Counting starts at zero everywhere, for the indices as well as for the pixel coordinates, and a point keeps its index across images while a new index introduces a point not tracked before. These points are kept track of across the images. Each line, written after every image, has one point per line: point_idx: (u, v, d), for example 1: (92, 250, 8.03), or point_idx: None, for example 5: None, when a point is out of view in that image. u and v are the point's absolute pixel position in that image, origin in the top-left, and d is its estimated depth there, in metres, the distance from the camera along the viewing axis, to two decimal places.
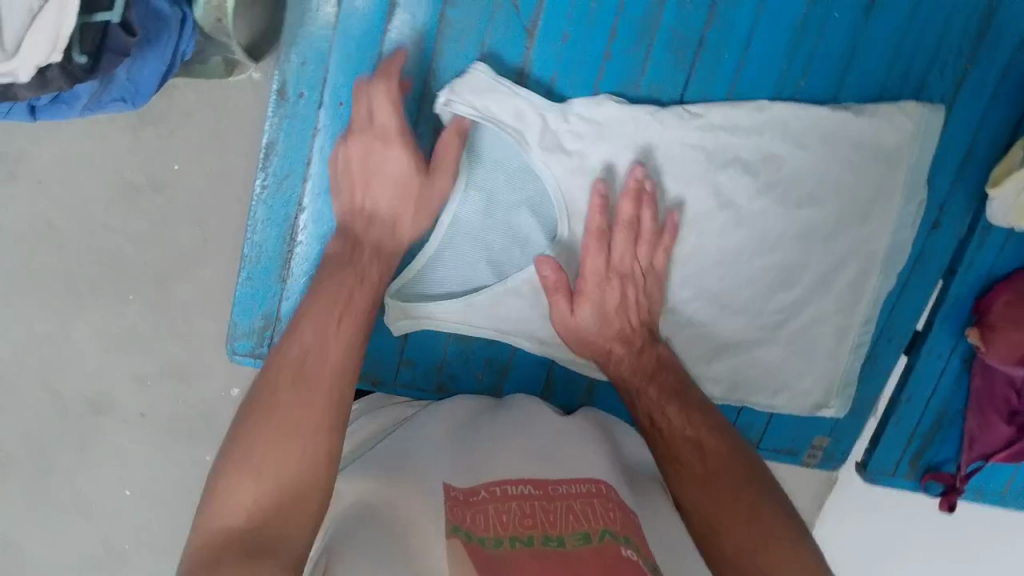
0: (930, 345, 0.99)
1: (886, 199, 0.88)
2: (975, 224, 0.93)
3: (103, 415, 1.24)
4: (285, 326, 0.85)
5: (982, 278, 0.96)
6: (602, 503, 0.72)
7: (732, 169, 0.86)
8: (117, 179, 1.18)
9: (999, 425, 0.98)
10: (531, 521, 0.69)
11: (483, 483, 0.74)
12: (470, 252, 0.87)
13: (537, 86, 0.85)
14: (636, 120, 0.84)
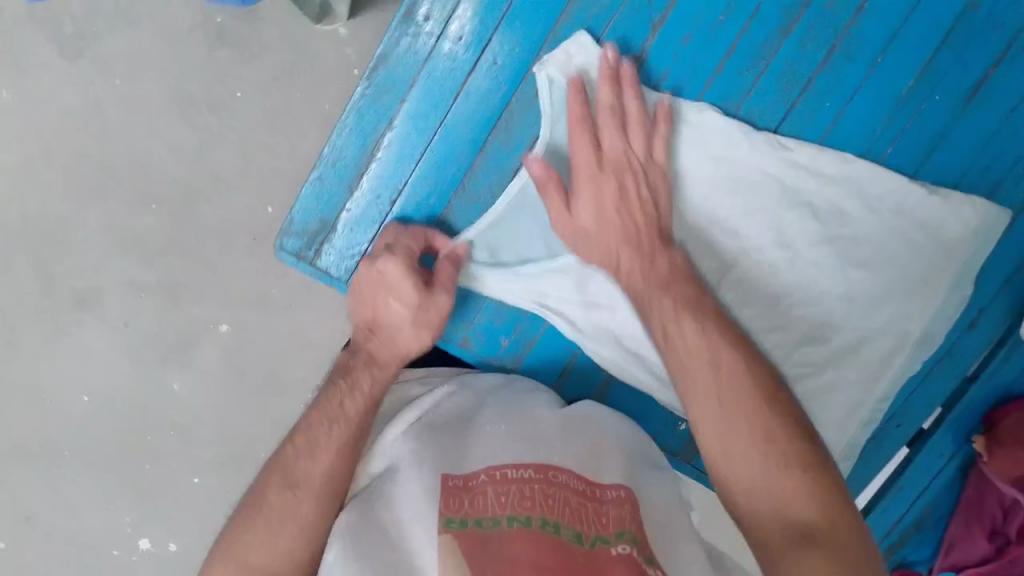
0: (934, 443, 1.00)
1: (935, 284, 0.90)
2: (1006, 336, 0.96)
3: (85, 310, 1.21)
4: (339, 237, 0.85)
5: (999, 391, 0.99)
6: (599, 505, 0.75)
7: (801, 210, 0.88)
8: (177, 88, 1.15)
9: (980, 538, 1.00)
10: (530, 502, 0.72)
11: (484, 467, 0.77)
12: (534, 224, 0.85)
13: (646, 77, 0.84)
14: (729, 136, 0.85)
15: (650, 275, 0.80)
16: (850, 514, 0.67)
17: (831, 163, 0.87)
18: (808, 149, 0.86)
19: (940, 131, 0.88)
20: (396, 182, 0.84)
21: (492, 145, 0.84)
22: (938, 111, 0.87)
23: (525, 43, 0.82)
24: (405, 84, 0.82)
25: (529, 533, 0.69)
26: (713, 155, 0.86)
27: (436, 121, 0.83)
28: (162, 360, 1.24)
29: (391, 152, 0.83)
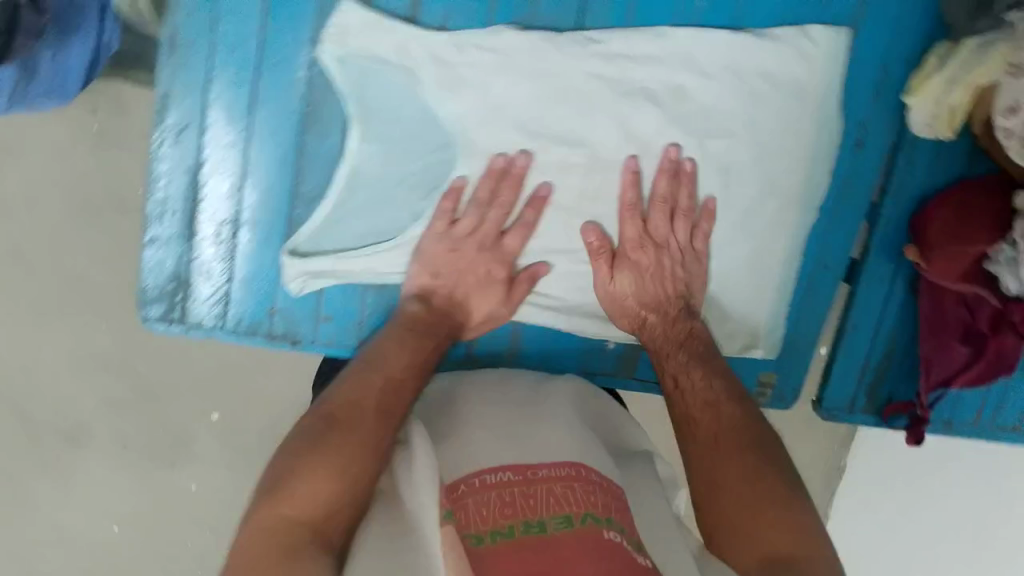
0: (870, 269, 0.96)
1: (799, 129, 0.86)
2: (899, 141, 0.93)
3: (80, 447, 1.26)
4: (197, 288, 0.84)
5: (914, 198, 0.95)
6: (586, 484, 0.73)
7: (637, 99, 0.85)
8: (76, 197, 1.19)
9: (954, 347, 0.95)
10: (510, 507, 0.70)
11: (462, 475, 0.74)
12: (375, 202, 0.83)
13: (431, 20, 0.83)
14: (533, 48, 0.83)
15: (687, 257, 0.88)
16: (776, 481, 0.76)
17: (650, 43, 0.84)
18: (618, 36, 0.84)
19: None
20: (229, 214, 0.82)
21: (308, 142, 0.81)
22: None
23: (295, 29, 0.79)
24: (197, 115, 0.79)
25: (515, 540, 0.66)
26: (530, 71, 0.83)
27: (244, 140, 0.81)
28: (175, 467, 1.27)
29: (214, 188, 0.81)
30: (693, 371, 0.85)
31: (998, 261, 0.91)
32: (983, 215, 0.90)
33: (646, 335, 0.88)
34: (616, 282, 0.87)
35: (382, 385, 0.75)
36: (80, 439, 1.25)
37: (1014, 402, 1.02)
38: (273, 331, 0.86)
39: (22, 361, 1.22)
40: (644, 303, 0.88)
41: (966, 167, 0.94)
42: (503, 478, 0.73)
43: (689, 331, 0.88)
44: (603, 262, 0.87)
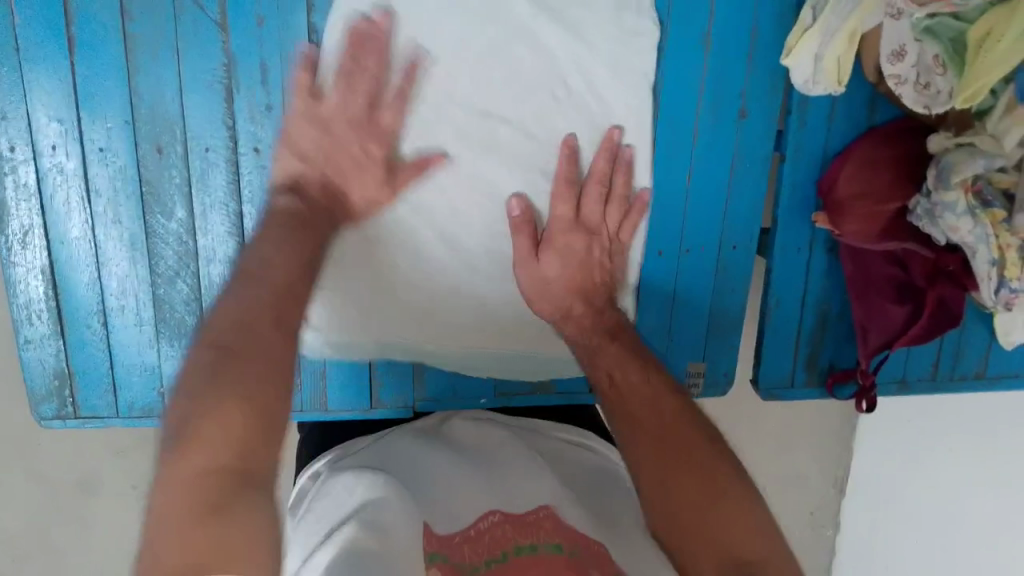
0: (782, 241, 0.90)
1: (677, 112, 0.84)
2: (788, 101, 0.85)
3: (96, 496, 1.14)
4: (81, 381, 0.83)
5: (818, 157, 0.88)
6: (585, 549, 0.63)
7: (489, 120, 0.81)
8: None
9: (889, 306, 0.89)
10: (499, 567, 0.62)
11: (456, 521, 0.67)
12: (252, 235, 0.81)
13: (266, 10, 0.75)
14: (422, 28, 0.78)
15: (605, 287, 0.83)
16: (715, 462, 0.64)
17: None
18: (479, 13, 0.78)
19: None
20: (96, 306, 0.81)
21: (155, 222, 0.79)
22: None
23: (112, 111, 0.76)
24: (37, 217, 0.78)
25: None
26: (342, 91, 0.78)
27: (90, 232, 0.79)
28: None
29: (74, 282, 0.80)
30: (629, 364, 0.73)
31: (918, 214, 0.84)
32: (888, 167, 0.84)
33: (572, 325, 0.82)
34: (540, 262, 0.83)
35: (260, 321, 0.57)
36: (27, 549, 1.14)
37: (970, 342, 0.97)
38: (169, 409, 0.85)
39: (29, 426, 1.09)
40: (572, 292, 0.83)
41: (870, 121, 0.87)
42: (495, 526, 0.66)
43: (618, 322, 0.81)
44: (524, 239, 0.83)
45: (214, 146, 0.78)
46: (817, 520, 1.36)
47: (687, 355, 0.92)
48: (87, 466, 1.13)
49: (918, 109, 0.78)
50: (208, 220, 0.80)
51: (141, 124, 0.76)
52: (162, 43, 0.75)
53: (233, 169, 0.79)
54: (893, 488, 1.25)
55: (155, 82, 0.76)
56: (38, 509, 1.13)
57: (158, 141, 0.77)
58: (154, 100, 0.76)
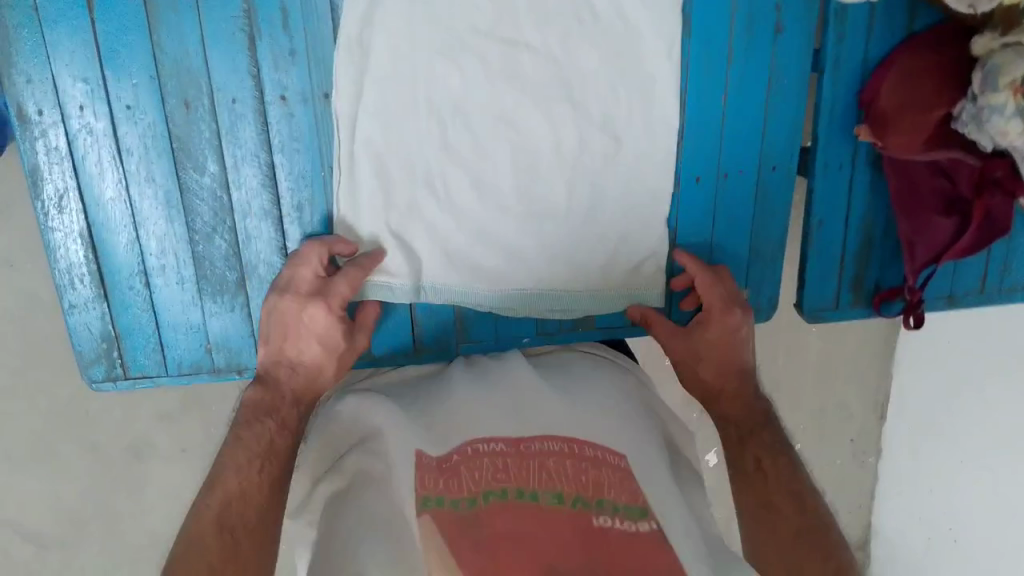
0: (823, 159, 0.88)
1: (708, 34, 0.81)
2: (825, 12, 0.83)
3: (148, 461, 1.16)
4: (128, 343, 0.84)
5: (857, 70, 0.85)
6: (579, 461, 0.72)
7: (516, 52, 0.80)
8: None
9: (936, 220, 0.87)
10: (504, 474, 0.70)
11: (456, 448, 0.74)
12: (286, 187, 0.80)
13: None
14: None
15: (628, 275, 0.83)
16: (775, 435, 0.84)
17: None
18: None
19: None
20: (137, 266, 0.81)
21: (188, 179, 0.79)
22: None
23: (136, 67, 0.75)
24: (71, 180, 0.77)
25: (509, 503, 0.66)
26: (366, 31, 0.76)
27: (124, 192, 0.79)
28: None
29: (113, 244, 0.80)
30: (712, 333, 0.86)
31: (963, 120, 0.81)
32: (933, 73, 0.82)
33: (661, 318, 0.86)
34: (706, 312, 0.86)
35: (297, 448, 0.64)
36: (85, 516, 1.17)
37: (1020, 252, 0.94)
38: (217, 365, 0.85)
39: (78, 396, 1.11)
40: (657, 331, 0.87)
41: (910, 26, 0.84)
42: (496, 451, 0.73)
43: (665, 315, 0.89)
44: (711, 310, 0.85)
45: (241, 99, 0.77)
46: (863, 451, 1.38)
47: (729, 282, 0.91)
48: (138, 433, 1.15)
49: (961, 9, 0.76)
50: (240, 173, 0.79)
51: (166, 77, 0.75)
52: None
53: (260, 120, 0.78)
54: (937, 408, 1.24)
55: (177, 34, 0.74)
56: (94, 477, 1.16)
57: (184, 94, 0.76)
58: (176, 53, 0.75)
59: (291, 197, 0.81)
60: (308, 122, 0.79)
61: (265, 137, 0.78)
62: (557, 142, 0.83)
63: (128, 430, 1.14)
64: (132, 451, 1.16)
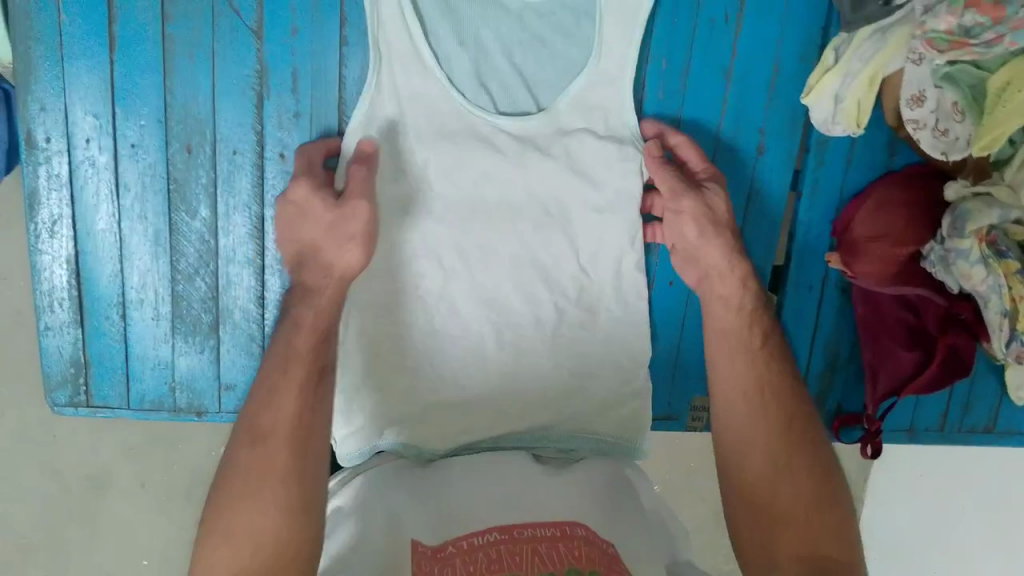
0: (795, 278, 0.90)
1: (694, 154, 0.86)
2: (807, 143, 0.87)
3: (104, 491, 1.15)
4: (96, 371, 0.85)
5: (834, 198, 0.88)
6: (569, 541, 0.72)
7: (511, 153, 0.83)
8: None
9: (898, 352, 0.89)
10: (497, 565, 0.69)
11: (450, 540, 0.73)
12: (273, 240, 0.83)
13: (301, 19, 0.78)
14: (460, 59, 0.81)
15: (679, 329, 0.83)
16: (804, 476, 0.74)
17: (448, 43, 0.81)
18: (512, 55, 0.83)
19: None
20: (116, 297, 0.83)
21: (178, 220, 0.81)
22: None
23: (147, 109, 0.79)
24: (67, 208, 0.80)
25: None
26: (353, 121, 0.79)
27: (116, 224, 0.81)
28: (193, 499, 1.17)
29: (96, 272, 0.82)
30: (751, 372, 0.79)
31: (932, 260, 0.84)
32: (906, 211, 0.84)
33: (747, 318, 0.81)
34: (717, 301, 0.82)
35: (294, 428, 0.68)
36: (34, 540, 1.15)
37: (979, 395, 0.96)
38: (178, 404, 0.87)
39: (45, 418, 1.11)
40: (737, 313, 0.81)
41: (889, 161, 0.88)
42: (488, 542, 0.72)
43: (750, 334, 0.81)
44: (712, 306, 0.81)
45: (242, 151, 0.80)
46: None
47: (693, 388, 0.94)
48: (100, 461, 1.14)
49: (935, 154, 0.79)
50: (229, 221, 0.82)
51: (173, 123, 0.79)
52: (198, 48, 0.78)
53: (256, 173, 0.81)
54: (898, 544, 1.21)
55: (189, 84, 0.78)
56: (48, 502, 1.14)
57: (187, 140, 0.80)
58: (186, 101, 0.79)
59: (275, 251, 0.83)
60: None
61: (258, 189, 0.81)
62: (546, 229, 0.85)
63: (91, 458, 1.14)
64: (91, 479, 1.15)
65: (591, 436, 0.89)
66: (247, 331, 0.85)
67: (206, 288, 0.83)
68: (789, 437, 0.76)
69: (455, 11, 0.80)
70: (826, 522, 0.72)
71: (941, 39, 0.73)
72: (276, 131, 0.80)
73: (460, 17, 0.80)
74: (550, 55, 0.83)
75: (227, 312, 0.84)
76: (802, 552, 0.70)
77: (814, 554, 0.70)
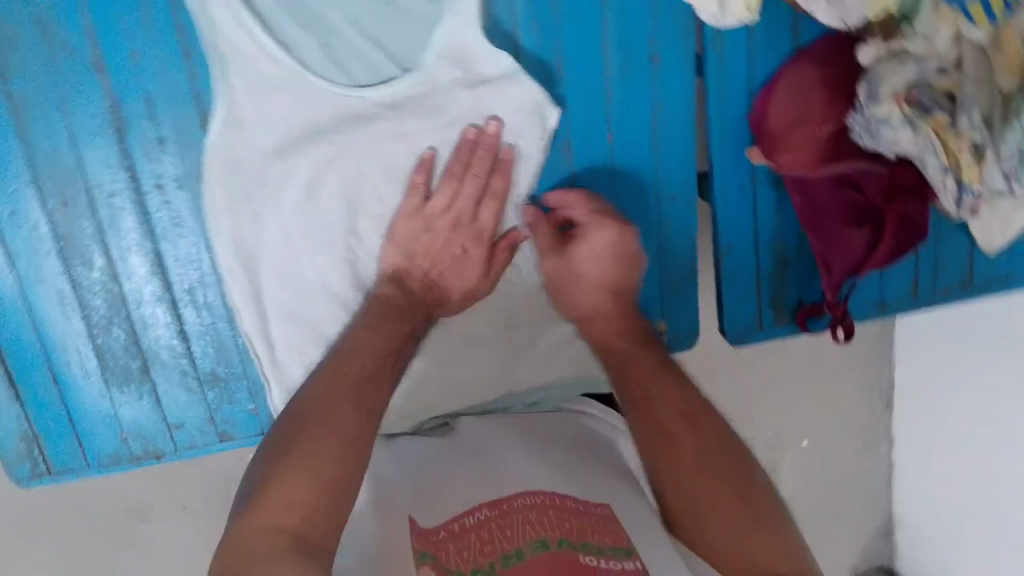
0: (721, 182, 0.85)
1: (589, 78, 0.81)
2: (702, 39, 0.81)
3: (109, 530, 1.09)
4: (47, 438, 0.85)
5: (744, 89, 0.83)
6: (562, 512, 0.69)
7: (389, 128, 0.81)
8: None
9: (845, 233, 0.85)
10: (489, 543, 0.66)
11: (441, 522, 0.70)
12: (181, 272, 0.81)
13: (137, 40, 0.74)
14: (319, 44, 0.79)
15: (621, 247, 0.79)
16: (731, 475, 0.70)
17: (289, 28, 0.78)
18: (371, 28, 0.79)
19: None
20: (43, 363, 0.82)
21: (78, 274, 0.79)
22: None
23: (12, 173, 0.76)
24: None
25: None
26: (209, 138, 0.77)
27: (19, 294, 0.79)
28: (194, 520, 1.10)
29: (16, 344, 0.81)
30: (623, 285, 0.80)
31: (858, 132, 0.79)
32: (819, 88, 0.80)
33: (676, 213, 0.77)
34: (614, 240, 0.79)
35: (354, 378, 0.68)
36: None
37: (946, 254, 0.91)
38: (135, 452, 0.86)
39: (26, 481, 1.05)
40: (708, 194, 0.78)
41: (794, 40, 0.82)
42: (478, 522, 0.69)
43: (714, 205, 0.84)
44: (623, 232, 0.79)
45: (120, 192, 0.78)
46: (873, 463, 1.21)
47: (648, 315, 0.90)
48: (131, 494, 1.08)
49: (832, 22, 0.75)
50: (126, 266, 0.80)
51: (43, 180, 0.77)
52: (45, 96, 0.75)
53: (140, 211, 0.79)
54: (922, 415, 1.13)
55: (46, 138, 0.76)
56: (82, 548, 1.09)
57: (62, 195, 0.77)
58: (51, 154, 0.76)
59: (182, 281, 0.81)
60: (191, 208, 0.79)
61: (147, 226, 0.79)
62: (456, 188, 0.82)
63: (120, 491, 1.08)
64: (130, 512, 1.09)
65: (548, 387, 0.92)
66: (179, 367, 0.84)
67: (124, 334, 0.82)
68: (706, 438, 0.72)
69: None
70: (789, 543, 0.66)
71: None
72: (147, 165, 0.77)
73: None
74: (404, 15, 0.79)
75: (153, 353, 0.83)
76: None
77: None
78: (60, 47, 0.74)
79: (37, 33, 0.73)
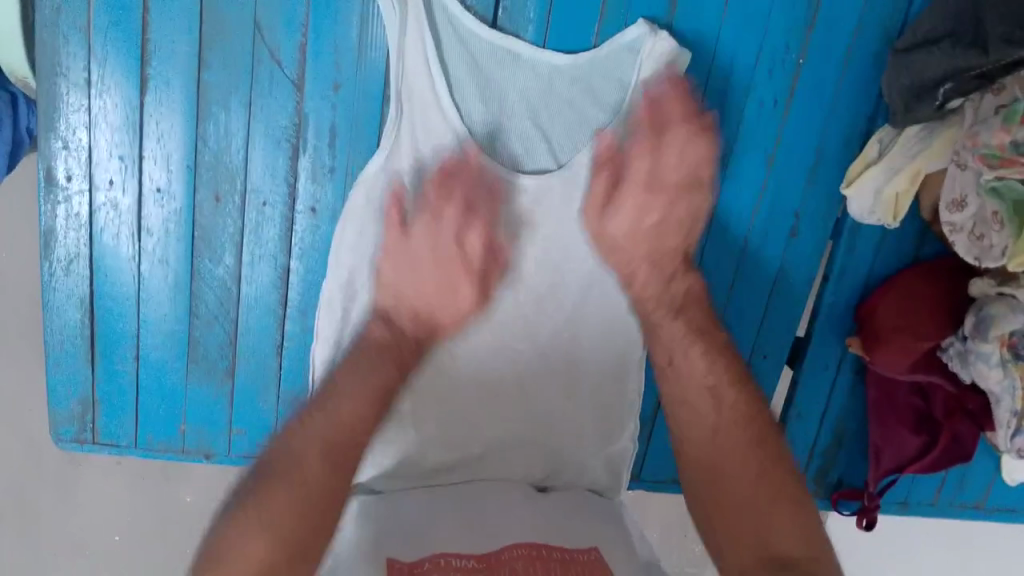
0: (813, 355, 0.93)
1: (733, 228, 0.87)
2: (841, 227, 0.88)
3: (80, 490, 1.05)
4: (105, 410, 0.83)
5: (859, 283, 0.90)
6: (548, 563, 0.65)
7: (536, 217, 0.82)
8: None
9: (905, 434, 0.91)
10: None
11: (426, 557, 0.65)
12: (300, 294, 0.81)
13: (347, 65, 0.75)
14: (494, 119, 0.80)
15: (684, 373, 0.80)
16: (798, 510, 0.61)
17: (473, 99, 0.79)
18: (543, 122, 0.81)
19: (638, 47, 0.79)
20: (131, 337, 0.81)
21: (201, 266, 0.79)
22: (621, 61, 0.80)
23: (178, 154, 0.76)
24: (84, 246, 0.77)
25: None
26: (366, 172, 0.77)
27: (137, 266, 0.79)
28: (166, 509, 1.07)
29: (112, 312, 0.80)
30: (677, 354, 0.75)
31: (949, 353, 0.86)
32: (927, 306, 0.86)
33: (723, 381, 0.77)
34: None
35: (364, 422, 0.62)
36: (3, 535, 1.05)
37: (973, 476, 0.98)
38: (187, 445, 0.85)
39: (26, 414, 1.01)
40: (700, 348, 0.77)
41: (916, 252, 0.89)
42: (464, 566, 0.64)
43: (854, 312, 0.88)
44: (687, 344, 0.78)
45: (274, 204, 0.78)
46: None
47: None
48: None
49: (970, 257, 0.80)
50: (253, 272, 0.80)
51: (203, 169, 0.76)
52: (237, 92, 0.74)
53: (287, 226, 0.79)
54: None
55: (223, 132, 0.75)
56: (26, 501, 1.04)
57: (217, 189, 0.77)
58: (220, 147, 0.76)
59: (299, 302, 0.82)
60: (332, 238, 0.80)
61: (285, 243, 0.79)
62: (579, 285, 0.85)
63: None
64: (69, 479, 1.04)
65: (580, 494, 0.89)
66: (263, 379, 0.84)
67: (224, 333, 0.82)
68: (737, 425, 0.66)
69: (485, 68, 0.78)
70: (789, 517, 0.60)
71: (992, 155, 0.74)
72: (309, 189, 0.78)
73: (489, 74, 0.78)
74: (577, 118, 0.81)
75: (244, 360, 0.83)
76: (753, 551, 0.60)
77: (766, 552, 0.59)
78: (269, 53, 0.74)
79: (252, 34, 0.73)
